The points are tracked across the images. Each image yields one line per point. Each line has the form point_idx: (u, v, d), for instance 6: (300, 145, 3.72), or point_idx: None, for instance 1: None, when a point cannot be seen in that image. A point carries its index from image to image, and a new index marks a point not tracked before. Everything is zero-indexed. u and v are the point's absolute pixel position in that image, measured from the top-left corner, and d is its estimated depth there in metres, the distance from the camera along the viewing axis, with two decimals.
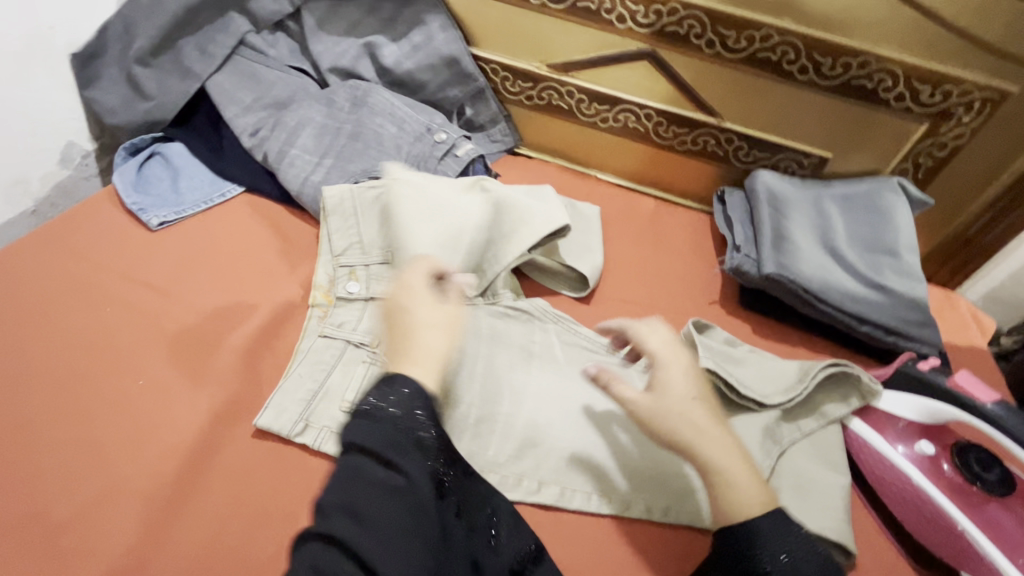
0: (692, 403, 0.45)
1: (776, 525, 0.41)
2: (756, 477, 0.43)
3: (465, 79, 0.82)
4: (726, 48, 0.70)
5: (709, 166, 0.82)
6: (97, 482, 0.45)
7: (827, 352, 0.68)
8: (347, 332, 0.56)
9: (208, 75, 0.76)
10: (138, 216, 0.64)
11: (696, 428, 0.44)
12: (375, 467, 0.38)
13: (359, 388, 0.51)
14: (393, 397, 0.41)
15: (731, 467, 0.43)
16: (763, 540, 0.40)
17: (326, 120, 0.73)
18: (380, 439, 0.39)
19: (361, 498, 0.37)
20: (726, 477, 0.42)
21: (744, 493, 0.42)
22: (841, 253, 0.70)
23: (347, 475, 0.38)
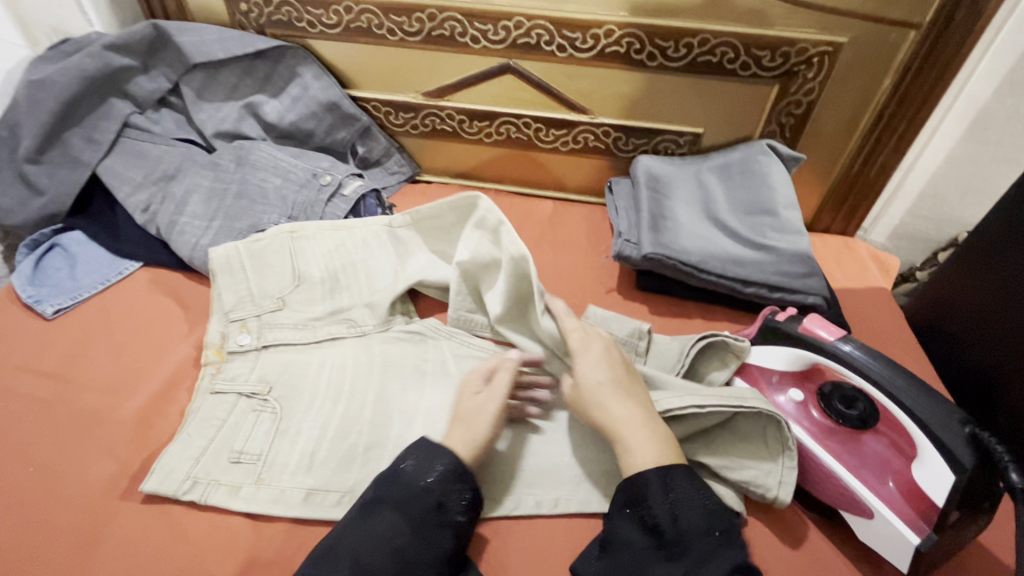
0: (600, 386, 0.48)
1: (664, 481, 0.43)
2: (657, 439, 0.45)
3: (349, 121, 0.84)
4: (577, 49, 0.74)
5: (596, 160, 0.85)
6: None
7: (723, 318, 0.69)
8: (238, 385, 0.57)
9: (97, 161, 0.78)
10: (34, 308, 0.66)
11: (599, 404, 0.48)
12: (397, 533, 0.43)
13: (249, 437, 0.53)
14: (433, 472, 0.46)
15: (630, 434, 0.46)
16: (650, 490, 0.43)
17: (214, 183, 0.75)
18: (416, 507, 0.45)
19: (364, 548, 0.43)
20: (624, 439, 0.46)
21: (637, 458, 0.45)
22: (723, 221, 0.72)
23: (357, 533, 0.43)
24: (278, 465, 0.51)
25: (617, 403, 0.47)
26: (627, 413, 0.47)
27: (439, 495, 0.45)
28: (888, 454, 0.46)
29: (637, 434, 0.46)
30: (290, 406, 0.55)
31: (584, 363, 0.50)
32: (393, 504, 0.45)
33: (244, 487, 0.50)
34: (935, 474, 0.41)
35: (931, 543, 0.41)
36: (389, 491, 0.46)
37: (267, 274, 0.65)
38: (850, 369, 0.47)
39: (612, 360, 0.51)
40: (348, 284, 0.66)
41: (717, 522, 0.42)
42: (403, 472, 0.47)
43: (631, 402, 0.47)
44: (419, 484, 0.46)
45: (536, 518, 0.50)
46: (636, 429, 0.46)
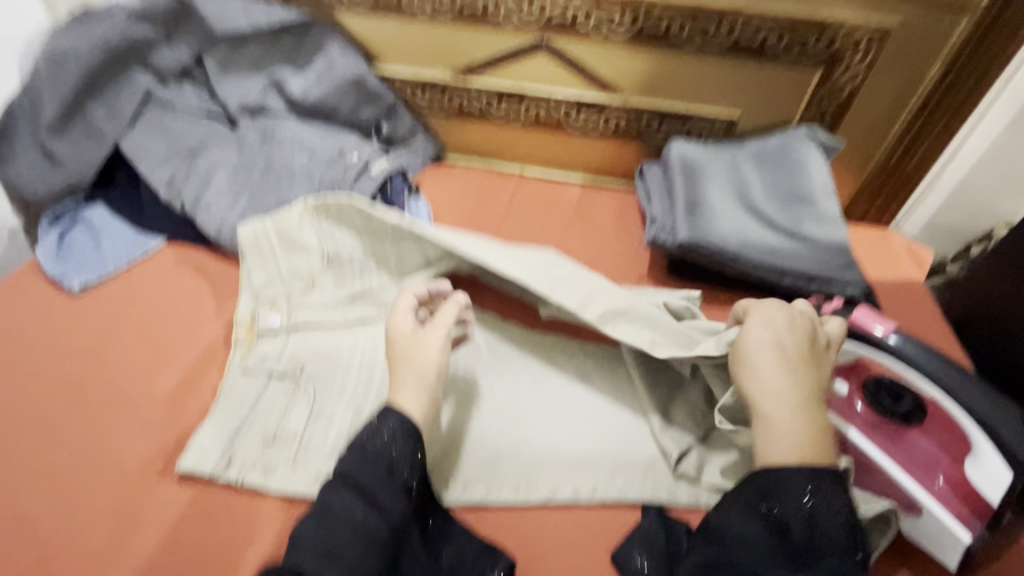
0: (767, 352, 0.46)
1: (809, 479, 0.41)
2: (804, 430, 0.43)
3: (375, 98, 0.82)
4: (614, 28, 0.72)
5: (626, 144, 0.83)
6: (30, 549, 0.46)
7: (757, 308, 0.68)
8: (270, 365, 0.56)
9: (120, 134, 0.77)
10: (60, 284, 0.65)
11: (753, 374, 0.45)
12: (357, 507, 0.42)
13: (282, 419, 0.52)
14: (385, 434, 0.45)
15: (778, 416, 0.44)
16: (785, 485, 0.41)
17: (239, 160, 0.74)
18: (369, 474, 0.43)
19: (338, 533, 0.41)
20: (767, 421, 0.44)
21: (778, 442, 0.43)
22: (759, 209, 0.70)
23: (322, 513, 0.42)
24: (313, 446, 0.51)
25: (780, 374, 0.45)
26: (784, 391, 0.44)
27: (390, 456, 0.44)
28: (937, 453, 0.46)
29: (791, 418, 0.43)
30: (323, 389, 0.55)
31: (759, 322, 0.48)
32: (352, 475, 0.43)
33: (280, 468, 0.50)
34: (991, 476, 0.41)
35: (983, 544, 0.41)
36: (342, 463, 0.44)
37: (291, 254, 0.63)
38: (904, 365, 0.46)
39: (794, 329, 0.47)
40: (375, 265, 0.64)
41: (859, 544, 0.40)
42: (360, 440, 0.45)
43: (786, 379, 0.44)
44: (368, 449, 0.44)
45: (572, 505, 0.50)
46: (787, 413, 0.43)
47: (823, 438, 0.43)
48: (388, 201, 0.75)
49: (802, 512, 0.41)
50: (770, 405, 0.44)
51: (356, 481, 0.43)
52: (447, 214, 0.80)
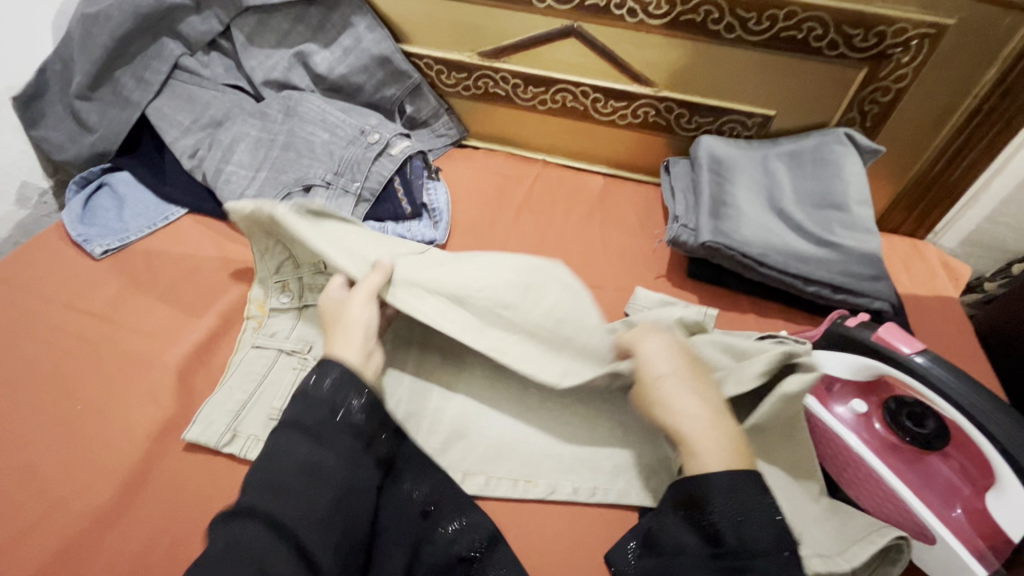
0: (663, 380, 0.45)
1: (733, 487, 0.40)
2: (730, 441, 0.42)
3: (400, 77, 0.81)
4: (649, 14, 0.68)
5: (655, 137, 0.80)
6: (40, 505, 0.47)
7: (777, 315, 0.66)
8: (279, 341, 0.56)
9: (147, 103, 0.77)
10: (83, 247, 0.66)
11: (669, 400, 0.44)
12: (299, 446, 0.42)
13: (287, 396, 0.52)
14: (327, 380, 0.44)
15: (701, 430, 0.42)
16: (714, 497, 0.40)
17: (261, 134, 0.74)
18: (313, 418, 0.43)
19: (280, 478, 0.40)
20: (692, 438, 0.42)
21: (707, 456, 0.41)
22: (788, 212, 0.67)
23: (273, 457, 0.41)
24: None
25: (684, 397, 0.44)
26: (696, 406, 0.43)
27: (334, 402, 0.43)
28: (957, 481, 0.44)
29: (714, 437, 0.42)
30: None
31: (649, 354, 0.46)
32: (297, 419, 0.43)
33: None
34: (1017, 511, 0.39)
35: None
36: (290, 410, 0.44)
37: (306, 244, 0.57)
38: (933, 391, 0.44)
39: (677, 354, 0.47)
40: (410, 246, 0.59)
41: (787, 544, 0.39)
42: (309, 391, 0.44)
43: (699, 399, 0.44)
44: (311, 396, 0.44)
45: (572, 503, 0.49)
46: (708, 430, 0.42)
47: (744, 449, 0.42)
48: (406, 180, 0.74)
49: (726, 520, 0.39)
50: (693, 423, 0.43)
51: (304, 427, 0.42)
52: (466, 200, 0.79)
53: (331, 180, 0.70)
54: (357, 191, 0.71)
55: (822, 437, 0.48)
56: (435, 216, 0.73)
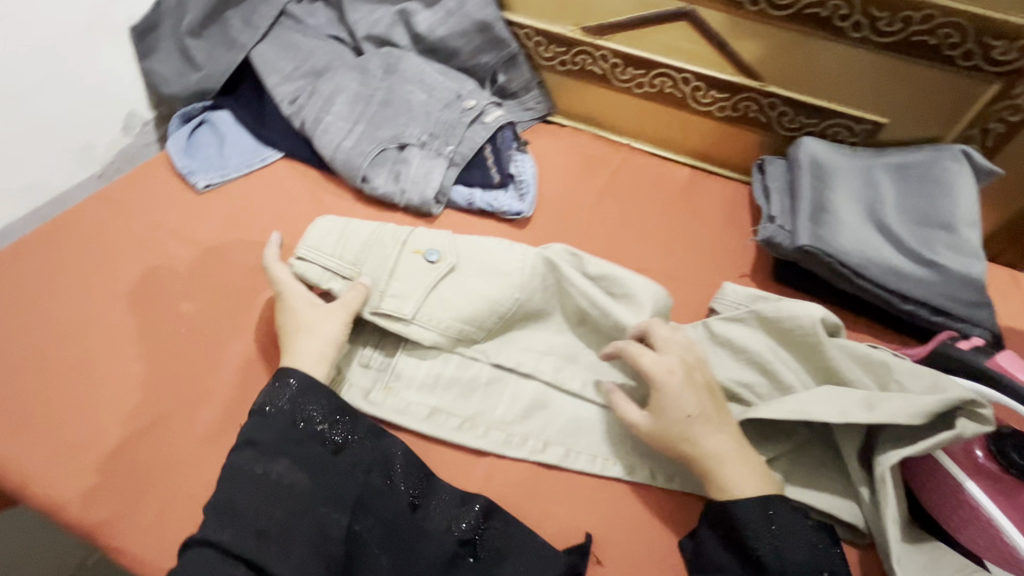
0: (691, 420, 0.45)
1: (763, 511, 0.43)
2: (756, 470, 0.45)
3: (498, 45, 0.81)
4: (772, 5, 0.66)
5: (752, 134, 0.78)
6: (149, 414, 0.50)
7: (864, 329, 0.64)
8: None
9: (252, 46, 0.79)
10: (187, 179, 0.69)
11: (695, 439, 0.45)
12: (257, 463, 0.44)
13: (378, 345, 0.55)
14: (283, 394, 0.47)
15: (728, 462, 0.45)
16: (751, 522, 0.42)
17: (360, 88, 0.75)
18: (267, 433, 0.45)
19: (237, 499, 0.43)
20: (720, 469, 0.44)
21: (737, 485, 0.44)
22: (889, 226, 0.65)
23: (228, 480, 0.44)
24: (405, 377, 0.53)
25: (712, 435, 0.45)
26: (723, 441, 0.45)
27: (292, 414, 0.46)
28: None
29: (738, 468, 0.45)
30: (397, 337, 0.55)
31: (671, 389, 0.46)
32: (252, 436, 0.45)
33: (373, 391, 0.52)
34: None
35: None
36: (244, 428, 0.46)
37: (405, 283, 0.54)
38: None
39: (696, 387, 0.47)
40: (508, 270, 0.55)
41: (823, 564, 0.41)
42: (262, 408, 0.47)
43: (722, 436, 0.45)
44: (263, 411, 0.47)
45: (648, 487, 0.49)
46: (735, 465, 0.45)
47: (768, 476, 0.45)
48: (496, 149, 0.74)
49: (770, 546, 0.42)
50: (722, 455, 0.45)
51: (259, 443, 0.45)
52: (550, 175, 0.78)
53: (424, 141, 0.71)
54: (449, 154, 0.71)
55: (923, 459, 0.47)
56: (521, 188, 0.73)
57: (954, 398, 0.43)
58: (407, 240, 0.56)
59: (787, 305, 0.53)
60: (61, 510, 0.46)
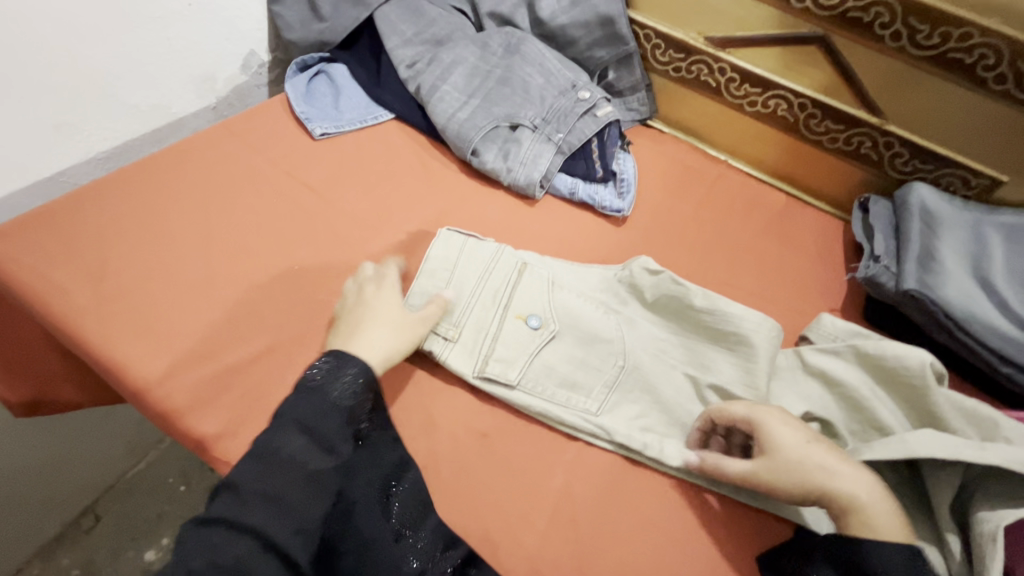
0: (809, 448, 0.46)
1: (909, 557, 0.41)
2: (893, 505, 0.44)
3: (616, 42, 0.81)
4: (914, 43, 0.65)
5: (859, 170, 0.76)
6: (260, 342, 0.52)
7: (952, 384, 0.63)
8: (482, 293, 0.58)
9: (377, 5, 0.80)
10: (304, 124, 0.71)
11: (823, 473, 0.45)
12: (299, 450, 0.43)
13: (485, 342, 0.56)
14: (340, 379, 0.46)
15: (866, 496, 0.44)
16: (886, 571, 0.41)
17: (478, 63, 0.76)
18: (316, 418, 0.44)
19: (272, 484, 0.41)
20: (863, 506, 0.44)
21: (884, 522, 0.43)
22: (996, 286, 0.62)
23: (258, 461, 0.42)
24: (501, 365, 0.55)
25: (842, 467, 0.45)
26: (854, 476, 0.45)
27: (345, 406, 0.46)
28: None
29: (874, 503, 0.44)
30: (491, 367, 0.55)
31: (779, 423, 0.47)
32: (301, 417, 0.44)
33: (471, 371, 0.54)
34: None
35: None
36: (291, 407, 0.44)
37: (508, 348, 0.56)
38: None
39: (801, 423, 0.48)
40: (608, 336, 0.58)
41: None
42: (321, 391, 0.46)
43: (851, 470, 0.45)
44: (317, 390, 0.46)
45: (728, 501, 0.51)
46: (873, 499, 0.44)
47: (902, 514, 0.45)
48: (601, 144, 0.74)
49: None
50: (859, 488, 0.44)
51: (304, 428, 0.44)
52: (647, 180, 0.79)
53: (535, 124, 0.71)
54: (558, 142, 0.71)
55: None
56: (621, 186, 0.73)
57: None
58: (508, 305, 0.58)
59: (891, 347, 0.53)
60: (174, 418, 0.48)
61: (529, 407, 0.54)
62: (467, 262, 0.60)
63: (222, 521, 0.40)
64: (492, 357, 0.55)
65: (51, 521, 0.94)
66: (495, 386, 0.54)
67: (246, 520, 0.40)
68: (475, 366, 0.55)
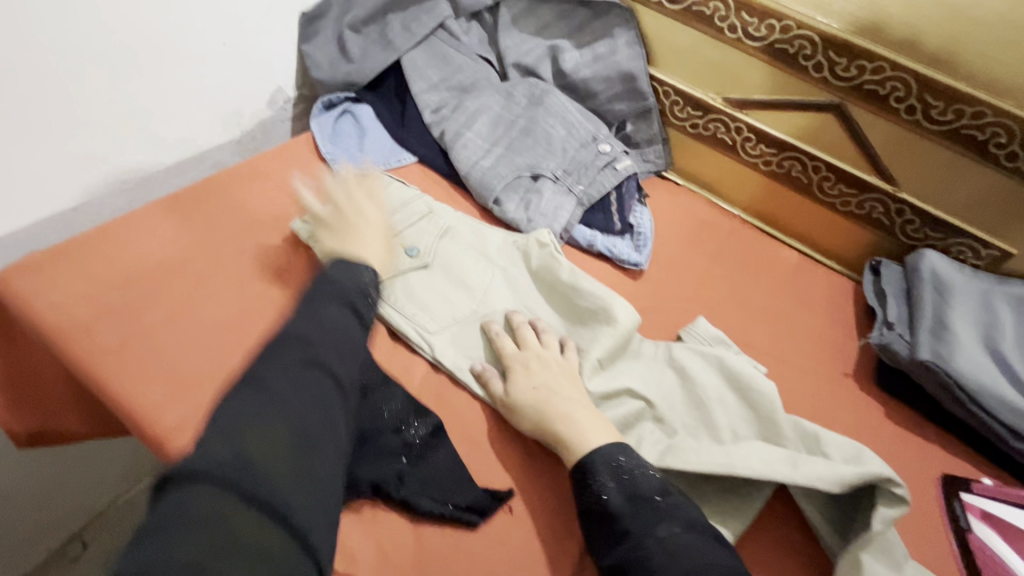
0: (536, 389, 0.54)
1: (615, 457, 0.49)
2: (606, 434, 0.51)
3: (636, 96, 0.83)
4: (928, 117, 0.67)
5: (871, 234, 0.78)
6: None
7: (966, 455, 0.63)
8: (397, 224, 0.65)
9: (405, 50, 0.82)
10: (329, 164, 0.75)
11: (545, 399, 0.53)
12: (345, 318, 0.46)
13: (379, 258, 0.62)
14: (365, 276, 0.51)
15: (578, 419, 0.51)
16: (597, 469, 0.48)
17: (503, 111, 0.78)
18: (355, 298, 0.49)
19: (338, 339, 0.44)
20: (567, 430, 0.51)
21: (585, 438, 0.50)
22: (1008, 360, 0.62)
23: (318, 319, 0.44)
24: None
25: (560, 401, 0.53)
26: (574, 403, 0.53)
27: (370, 293, 0.51)
28: None
29: (577, 421, 0.51)
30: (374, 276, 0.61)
31: (531, 366, 0.56)
32: (347, 298, 0.48)
33: None
34: None
35: None
36: (332, 286, 0.48)
37: None
38: None
39: (551, 364, 0.56)
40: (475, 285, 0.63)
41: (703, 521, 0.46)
42: (342, 273, 0.50)
43: (576, 405, 0.53)
44: (360, 285, 0.50)
45: None
46: (579, 426, 0.51)
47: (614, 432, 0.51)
48: (620, 196, 0.76)
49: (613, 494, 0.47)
50: (577, 421, 0.51)
51: (351, 307, 0.48)
52: (662, 231, 0.80)
53: (556, 175, 0.73)
54: (578, 194, 0.73)
55: (947, 546, 0.56)
56: (639, 240, 0.74)
57: (872, 474, 0.47)
58: (398, 232, 0.65)
59: (827, 437, 0.52)
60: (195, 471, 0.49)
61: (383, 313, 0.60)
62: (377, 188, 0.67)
63: (299, 361, 0.41)
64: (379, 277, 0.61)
65: (39, 545, 0.91)
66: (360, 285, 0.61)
67: (328, 361, 0.42)
68: (356, 268, 0.61)
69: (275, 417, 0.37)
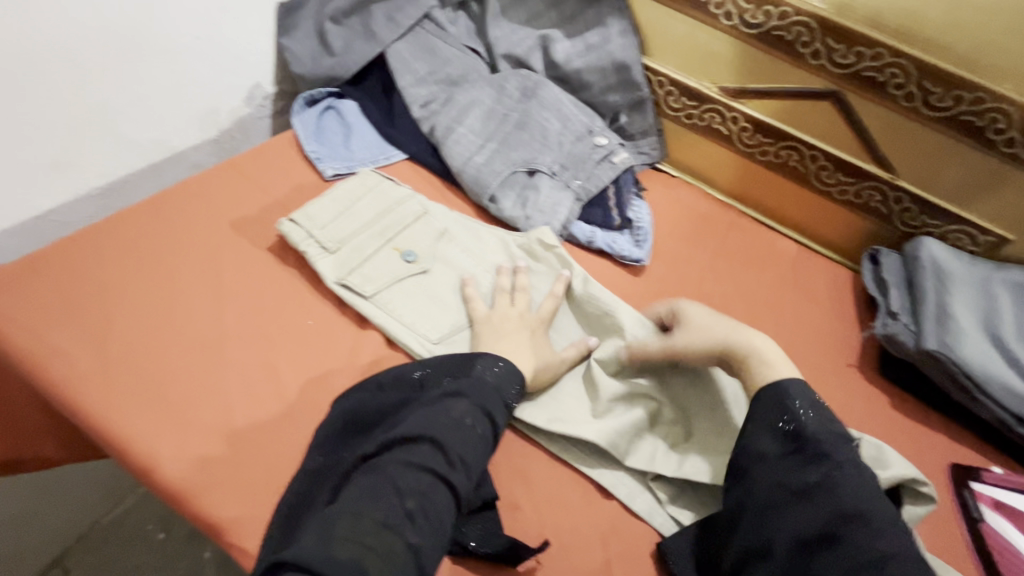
0: (712, 319, 0.56)
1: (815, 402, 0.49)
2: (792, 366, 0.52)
3: (630, 87, 0.81)
4: (927, 104, 0.66)
5: (867, 222, 0.77)
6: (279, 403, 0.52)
7: (970, 442, 0.64)
8: (393, 229, 0.63)
9: (390, 42, 0.79)
10: (314, 164, 0.71)
11: (725, 332, 0.55)
12: (477, 421, 0.47)
13: (374, 265, 0.60)
14: (493, 368, 0.51)
15: (775, 359, 0.52)
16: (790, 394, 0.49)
17: (495, 105, 0.75)
18: (481, 392, 0.49)
19: (460, 445, 0.45)
20: (766, 365, 0.51)
21: (794, 374, 0.51)
22: (1010, 346, 0.62)
23: (440, 423, 0.46)
24: (370, 279, 0.59)
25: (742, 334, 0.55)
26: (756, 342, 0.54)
27: (502, 392, 0.50)
28: None
29: (768, 355, 0.52)
30: (369, 284, 0.59)
31: (699, 311, 0.58)
32: (469, 394, 0.48)
33: (349, 277, 0.59)
34: None
35: None
36: (462, 382, 0.50)
37: (377, 269, 0.60)
38: None
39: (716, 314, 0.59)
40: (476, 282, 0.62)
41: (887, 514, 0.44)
42: (483, 369, 0.51)
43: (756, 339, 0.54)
44: (487, 379, 0.50)
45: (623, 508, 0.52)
46: (775, 358, 0.52)
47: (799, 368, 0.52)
48: (618, 190, 0.74)
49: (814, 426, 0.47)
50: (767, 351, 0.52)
51: (480, 406, 0.48)
52: (660, 225, 0.79)
53: (550, 169, 0.70)
54: (576, 189, 0.71)
55: (960, 539, 0.56)
56: (639, 234, 0.72)
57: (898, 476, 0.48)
58: (391, 238, 0.62)
59: None
60: (185, 496, 0.46)
61: (376, 319, 0.57)
62: (372, 198, 0.64)
63: (420, 467, 0.43)
64: (374, 284, 0.59)
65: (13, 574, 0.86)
66: (356, 296, 0.58)
67: (439, 466, 0.43)
68: (351, 278, 0.58)
69: (376, 513, 0.40)
